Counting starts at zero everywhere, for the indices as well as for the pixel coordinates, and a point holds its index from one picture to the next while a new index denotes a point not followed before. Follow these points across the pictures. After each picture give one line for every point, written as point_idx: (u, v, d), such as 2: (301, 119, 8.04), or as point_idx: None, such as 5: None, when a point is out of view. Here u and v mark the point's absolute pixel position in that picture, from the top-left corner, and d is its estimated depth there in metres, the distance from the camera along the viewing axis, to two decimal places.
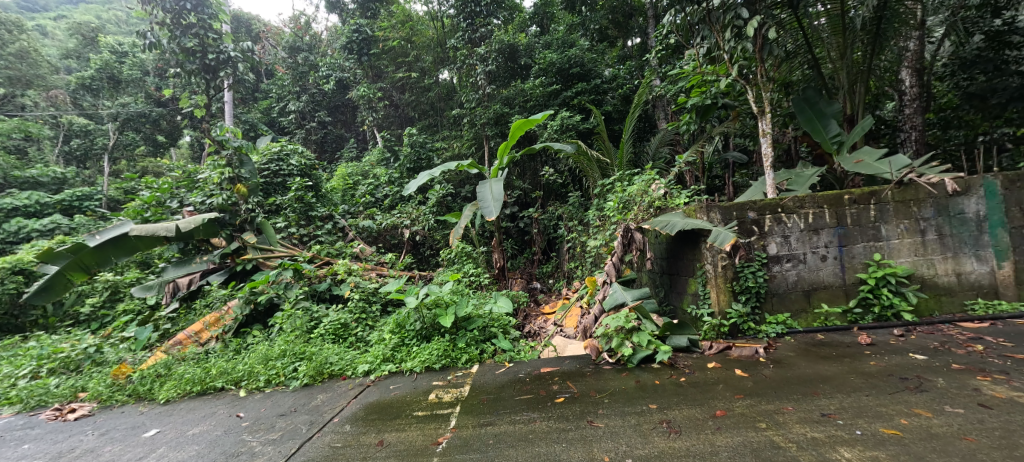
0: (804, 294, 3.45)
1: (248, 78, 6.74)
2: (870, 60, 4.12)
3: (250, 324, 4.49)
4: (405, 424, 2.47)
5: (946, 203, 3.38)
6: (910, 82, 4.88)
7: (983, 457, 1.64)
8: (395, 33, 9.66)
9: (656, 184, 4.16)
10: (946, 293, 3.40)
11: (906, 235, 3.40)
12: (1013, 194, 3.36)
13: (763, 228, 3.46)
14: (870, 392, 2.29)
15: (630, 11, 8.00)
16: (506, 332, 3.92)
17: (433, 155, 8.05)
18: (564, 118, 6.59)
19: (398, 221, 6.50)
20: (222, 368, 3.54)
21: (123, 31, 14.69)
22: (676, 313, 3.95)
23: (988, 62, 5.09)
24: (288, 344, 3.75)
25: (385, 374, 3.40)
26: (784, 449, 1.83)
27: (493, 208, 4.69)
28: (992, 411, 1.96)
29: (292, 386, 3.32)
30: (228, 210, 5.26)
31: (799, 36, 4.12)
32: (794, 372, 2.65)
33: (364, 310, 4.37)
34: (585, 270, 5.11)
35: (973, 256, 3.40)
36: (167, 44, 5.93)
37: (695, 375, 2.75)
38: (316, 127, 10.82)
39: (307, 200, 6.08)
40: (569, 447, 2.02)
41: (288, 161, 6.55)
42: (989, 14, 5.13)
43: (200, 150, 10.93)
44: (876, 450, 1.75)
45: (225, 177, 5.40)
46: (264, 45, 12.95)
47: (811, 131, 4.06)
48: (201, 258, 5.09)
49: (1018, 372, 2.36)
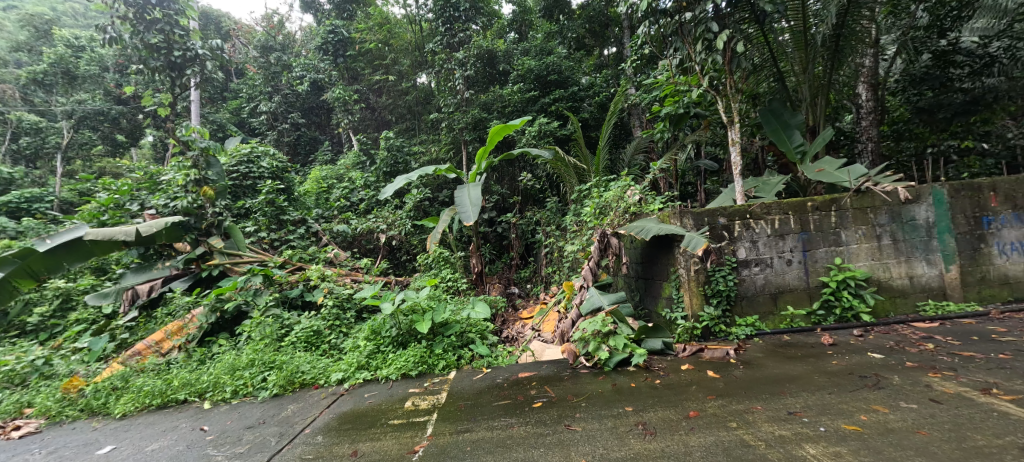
0: (771, 296, 3.59)
1: (217, 76, 6.47)
2: (830, 75, 4.32)
3: (215, 333, 4.30)
4: (380, 433, 2.42)
5: (899, 210, 3.60)
6: (866, 96, 5.22)
7: (936, 449, 1.74)
8: (372, 35, 9.76)
9: (631, 190, 4.23)
10: (900, 294, 3.60)
11: (864, 240, 3.59)
12: (957, 202, 3.61)
13: (732, 234, 3.59)
14: (831, 390, 2.40)
15: (606, 22, 8.23)
16: (483, 338, 3.90)
17: (411, 159, 7.98)
18: (542, 124, 6.67)
19: (373, 225, 6.37)
20: (185, 379, 3.38)
21: (81, 24, 14.01)
22: (651, 316, 4.03)
23: (935, 79, 5.48)
24: (257, 353, 3.62)
25: (360, 382, 3.33)
26: (754, 447, 1.89)
27: (471, 213, 4.66)
28: (942, 406, 2.09)
29: (260, 397, 3.20)
30: (193, 213, 5.00)
31: (766, 50, 4.29)
32: (763, 372, 2.75)
33: (337, 317, 4.26)
34: (562, 275, 5.16)
35: (924, 260, 3.62)
36: (129, 40, 5.62)
37: (669, 377, 2.82)
38: (289, 128, 10.38)
39: (278, 204, 5.90)
40: (547, 452, 2.03)
41: (258, 163, 6.35)
42: (936, 35, 5.45)
43: (164, 150, 10.42)
44: (839, 445, 1.83)
45: (191, 179, 5.10)
46: (235, 44, 12.49)
47: (776, 141, 4.25)
48: (164, 264, 4.85)
49: (965, 368, 2.52)
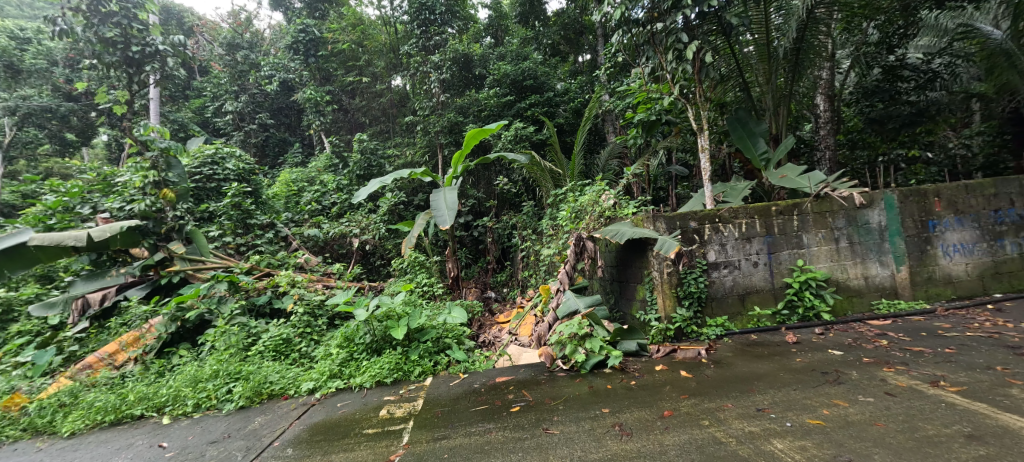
0: (739, 297, 3.73)
1: (179, 74, 6.17)
2: (791, 86, 4.54)
3: (175, 344, 4.07)
4: (354, 444, 2.35)
5: (855, 214, 3.82)
6: (823, 107, 5.54)
7: (891, 440, 1.85)
8: (345, 36, 9.52)
9: (606, 194, 4.31)
10: (856, 294, 3.82)
11: (824, 243, 3.79)
12: (906, 207, 3.87)
13: (703, 237, 3.71)
14: (796, 386, 2.51)
15: (580, 29, 8.39)
16: (460, 343, 3.86)
17: (385, 162, 7.85)
18: (518, 129, 6.71)
19: (346, 229, 6.22)
20: (142, 393, 3.18)
21: (26, 15, 13.05)
22: (626, 318, 4.10)
23: (885, 92, 5.89)
24: (221, 364, 3.46)
25: (332, 392, 3.23)
26: (725, 444, 1.95)
27: (447, 217, 4.62)
28: (896, 399, 2.22)
29: (225, 410, 3.06)
30: (151, 217, 4.71)
31: (732, 61, 4.47)
32: (733, 371, 2.84)
33: (308, 324, 4.12)
34: (538, 279, 5.18)
35: (877, 261, 3.85)
36: (82, 33, 5.29)
37: (644, 378, 2.87)
38: (256, 129, 9.99)
39: (245, 207, 5.67)
40: (525, 456, 2.03)
41: (224, 164, 6.09)
42: (885, 50, 5.85)
43: (120, 150, 9.86)
44: (804, 439, 1.92)
45: (149, 181, 4.83)
46: (199, 41, 11.96)
47: (743, 148, 4.43)
48: (118, 270, 4.56)
49: (915, 363, 2.69)
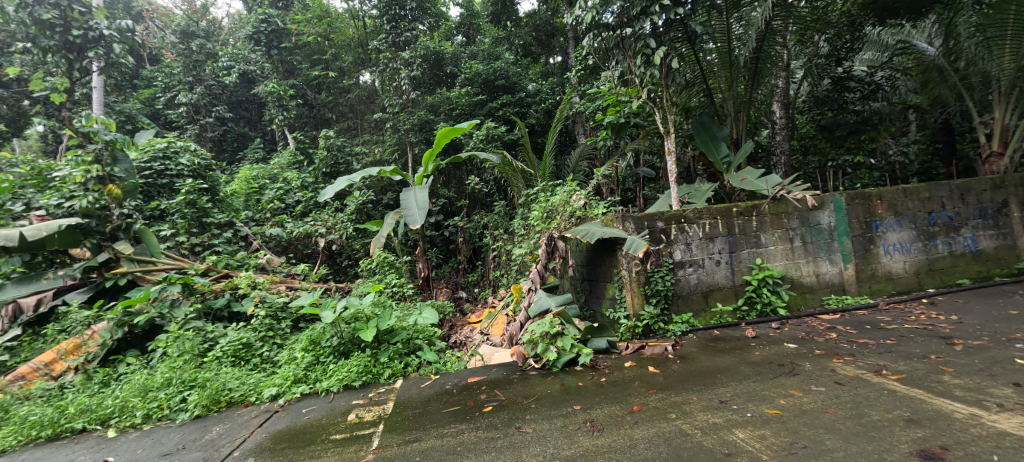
0: (702, 295, 3.88)
1: (126, 62, 5.75)
2: (750, 93, 4.76)
3: (122, 351, 3.80)
4: (321, 451, 2.27)
5: (807, 215, 4.06)
6: (779, 114, 5.84)
7: (840, 426, 1.98)
8: (311, 28, 9.36)
9: (577, 195, 4.38)
10: (809, 290, 4.06)
11: (780, 242, 4.00)
12: (853, 209, 4.15)
13: (669, 237, 3.83)
14: (755, 378, 2.64)
15: (552, 31, 8.50)
16: (431, 344, 3.81)
17: (353, 159, 7.64)
18: (490, 129, 6.71)
19: (311, 229, 6.01)
20: (84, 404, 2.95)
21: None
22: (595, 317, 4.18)
23: (835, 101, 6.26)
24: (174, 371, 3.25)
25: (296, 397, 3.11)
26: (691, 435, 2.02)
27: (418, 216, 4.54)
28: (845, 388, 2.38)
29: (179, 420, 2.88)
30: (94, 214, 4.38)
31: (696, 67, 4.65)
32: (698, 365, 2.96)
33: (270, 327, 3.95)
34: (510, 279, 5.20)
35: (827, 260, 4.11)
36: (13, 13, 4.83)
37: (614, 374, 2.94)
38: (213, 123, 9.47)
39: (200, 205, 5.35)
40: (498, 455, 2.03)
41: (177, 159, 5.74)
42: (834, 62, 6.14)
43: (57, 142, 9.05)
44: (763, 428, 2.02)
45: (92, 176, 4.48)
46: (149, 27, 11.20)
47: (706, 151, 4.62)
48: (56, 272, 4.21)
49: (861, 354, 2.90)
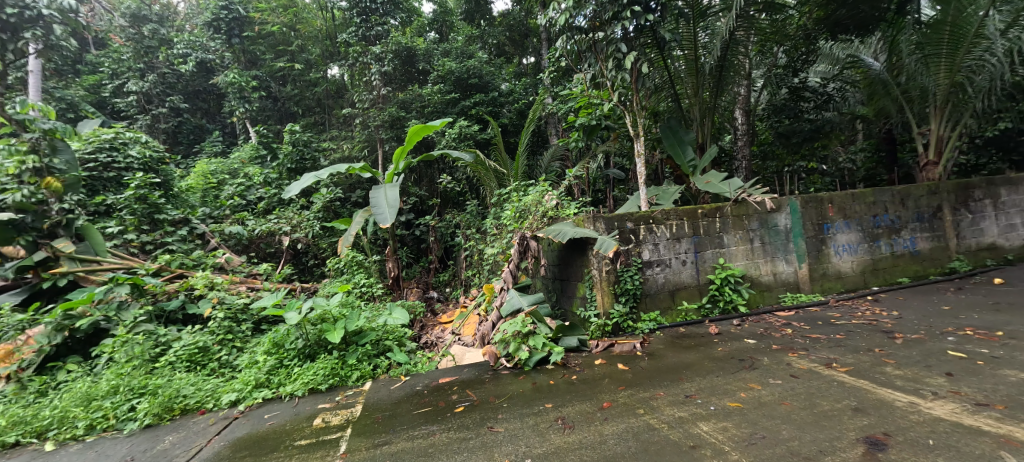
0: (669, 293, 4.01)
1: (68, 44, 5.31)
2: (715, 100, 4.94)
3: (61, 358, 3.51)
4: (285, 458, 2.19)
5: (766, 217, 4.28)
6: (741, 120, 6.13)
7: (794, 416, 2.10)
8: (275, 17, 8.96)
9: (549, 195, 4.42)
10: (766, 289, 4.28)
11: (741, 243, 4.19)
12: (807, 212, 4.40)
13: (638, 237, 3.93)
14: (718, 373, 2.76)
15: (525, 32, 8.56)
16: (401, 344, 3.74)
17: (319, 155, 7.39)
18: (463, 127, 6.67)
19: (275, 227, 5.77)
20: (17, 416, 2.70)
21: None
22: (566, 315, 4.24)
23: (791, 110, 6.71)
24: (122, 378, 3.03)
25: (258, 403, 2.97)
26: (658, 430, 2.09)
27: (388, 214, 4.45)
28: (799, 380, 2.53)
29: (127, 430, 2.69)
30: (30, 209, 4.06)
31: (665, 73, 4.84)
32: (665, 362, 3.05)
33: (229, 330, 3.77)
34: (482, 278, 5.19)
35: (783, 260, 4.34)
36: None
37: (584, 372, 2.99)
38: (166, 114, 8.90)
39: (152, 201, 5.02)
40: (470, 456, 2.02)
41: (126, 151, 5.36)
42: (790, 73, 6.58)
43: None
44: (726, 421, 2.11)
45: (28, 167, 4.12)
46: None
47: (673, 154, 4.78)
48: None
49: (813, 348, 3.08)
